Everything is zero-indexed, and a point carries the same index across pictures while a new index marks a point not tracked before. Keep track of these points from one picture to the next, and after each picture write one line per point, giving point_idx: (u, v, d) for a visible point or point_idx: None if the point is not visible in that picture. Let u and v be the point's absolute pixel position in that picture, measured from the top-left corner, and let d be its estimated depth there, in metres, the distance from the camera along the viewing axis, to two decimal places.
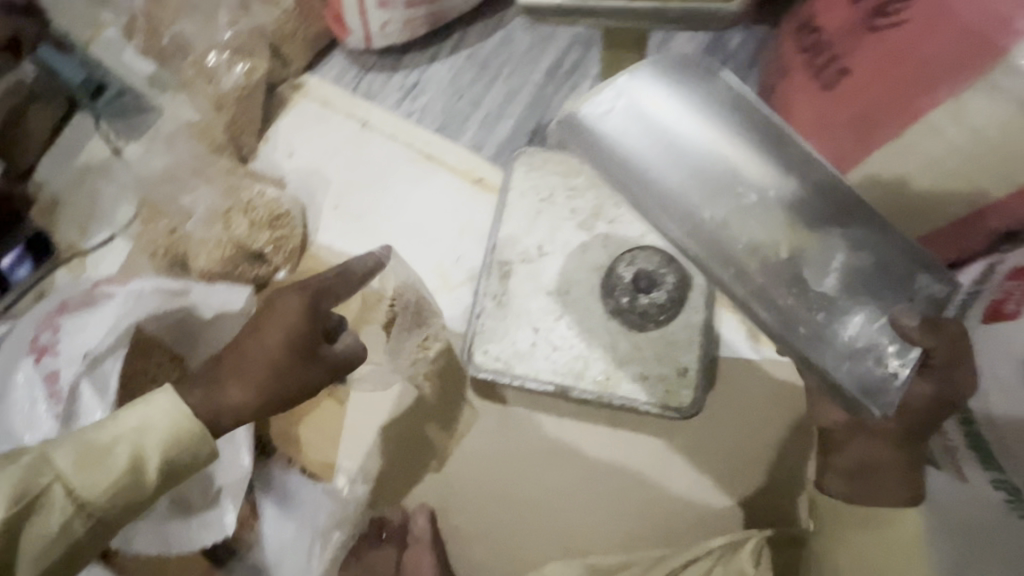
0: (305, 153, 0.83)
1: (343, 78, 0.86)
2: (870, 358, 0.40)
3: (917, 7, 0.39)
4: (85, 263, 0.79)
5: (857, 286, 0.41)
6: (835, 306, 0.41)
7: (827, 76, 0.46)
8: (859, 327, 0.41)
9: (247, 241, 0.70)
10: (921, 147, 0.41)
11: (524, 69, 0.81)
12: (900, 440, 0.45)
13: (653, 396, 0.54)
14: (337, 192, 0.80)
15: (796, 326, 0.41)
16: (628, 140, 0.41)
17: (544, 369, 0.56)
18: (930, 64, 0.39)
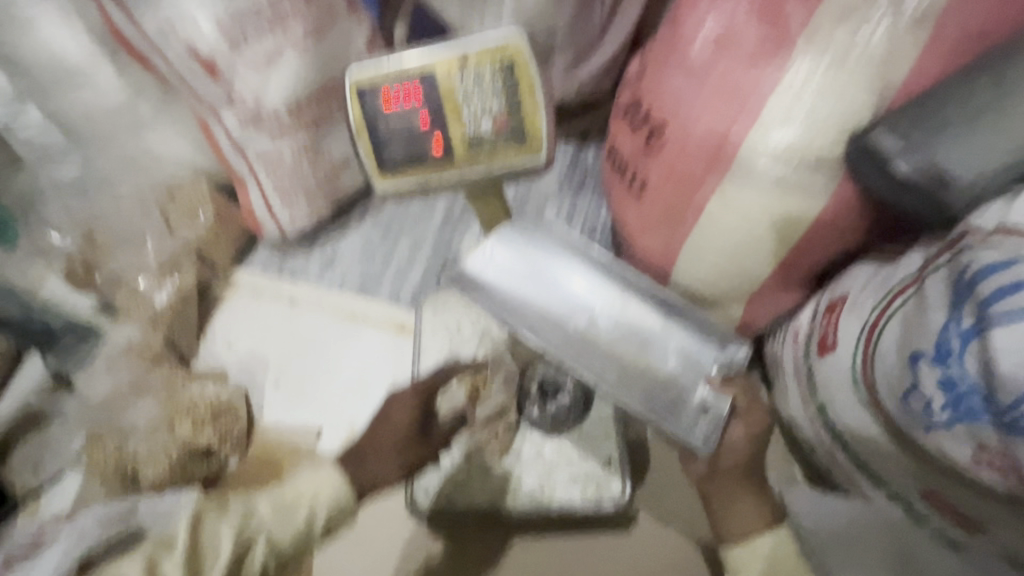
0: (241, 341, 0.89)
1: (269, 266, 0.95)
2: (710, 413, 0.41)
3: (670, 132, 0.50)
4: (39, 502, 0.80)
5: (687, 360, 0.42)
6: (674, 388, 0.42)
7: (636, 188, 0.56)
8: (704, 391, 0.42)
9: (194, 441, 0.74)
10: (715, 229, 0.50)
11: (422, 221, 0.92)
12: (742, 476, 0.45)
13: (586, 493, 0.57)
14: (276, 369, 0.85)
15: (648, 398, 0.41)
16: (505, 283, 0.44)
17: (482, 495, 0.59)
18: (696, 171, 0.49)
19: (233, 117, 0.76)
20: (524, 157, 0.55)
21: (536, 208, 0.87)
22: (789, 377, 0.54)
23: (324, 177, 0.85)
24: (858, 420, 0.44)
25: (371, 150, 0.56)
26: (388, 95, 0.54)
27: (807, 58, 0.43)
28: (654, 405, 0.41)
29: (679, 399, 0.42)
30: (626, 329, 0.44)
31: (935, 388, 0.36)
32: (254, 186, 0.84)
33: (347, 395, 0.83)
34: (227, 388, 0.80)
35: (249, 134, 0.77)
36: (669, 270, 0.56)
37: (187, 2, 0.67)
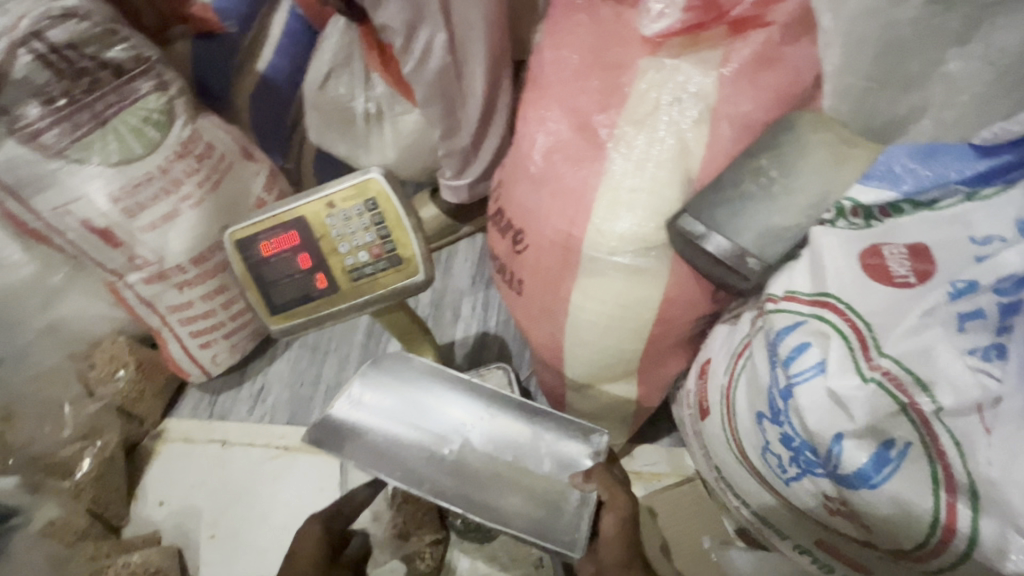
0: (174, 496, 0.86)
1: (199, 409, 0.94)
2: (579, 508, 0.43)
3: (527, 236, 0.55)
4: None
5: (556, 463, 0.46)
6: (550, 494, 0.45)
7: (516, 287, 0.60)
8: (577, 492, 0.44)
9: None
10: (584, 317, 0.54)
11: (347, 336, 0.94)
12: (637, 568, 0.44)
13: None
14: (210, 520, 0.83)
15: (525, 511, 0.44)
16: (375, 427, 0.48)
17: None
18: (555, 268, 0.53)
19: (139, 276, 0.78)
20: (403, 278, 0.58)
21: (452, 306, 0.90)
22: (694, 441, 0.55)
23: (239, 314, 0.87)
24: (742, 478, 0.46)
25: (259, 296, 0.59)
26: (267, 245, 0.58)
27: (619, 159, 0.49)
28: (532, 517, 0.43)
29: (560, 501, 0.44)
30: (498, 439, 0.48)
31: (779, 443, 0.38)
32: (170, 335, 0.85)
33: (288, 535, 0.80)
34: (154, 552, 0.77)
35: (156, 290, 0.79)
36: (561, 357, 0.59)
37: (80, 184, 0.71)
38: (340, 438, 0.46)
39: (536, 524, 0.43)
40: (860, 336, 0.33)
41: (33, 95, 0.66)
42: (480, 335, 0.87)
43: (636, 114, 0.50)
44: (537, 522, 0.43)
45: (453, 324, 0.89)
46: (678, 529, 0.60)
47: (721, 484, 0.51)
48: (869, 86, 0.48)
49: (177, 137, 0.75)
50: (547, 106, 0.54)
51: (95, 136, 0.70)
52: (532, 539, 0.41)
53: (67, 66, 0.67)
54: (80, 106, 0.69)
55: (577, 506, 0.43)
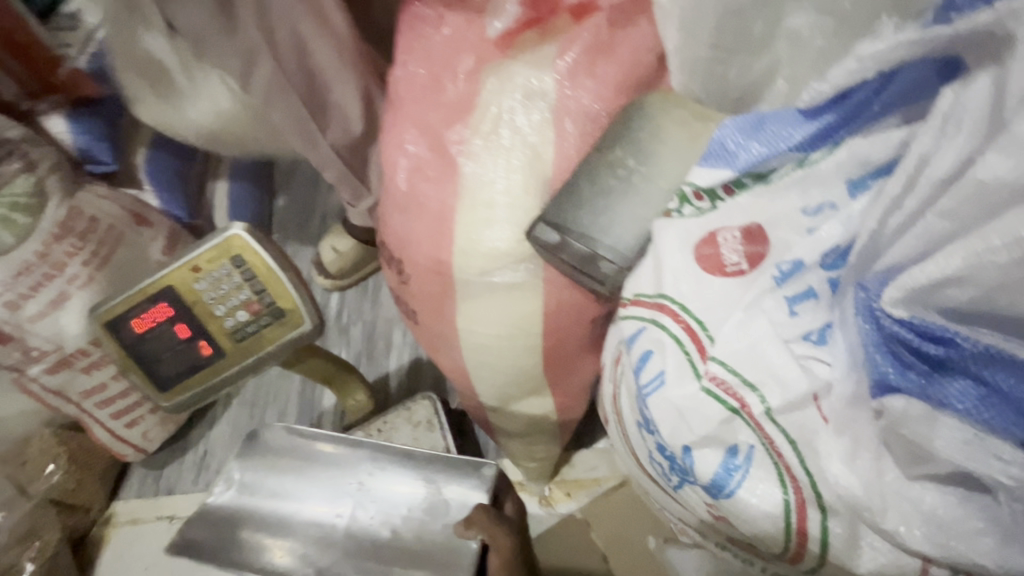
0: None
1: (146, 486, 0.91)
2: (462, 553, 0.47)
3: (406, 267, 0.53)
4: None
5: (444, 510, 0.49)
6: (440, 541, 0.48)
7: (411, 317, 0.58)
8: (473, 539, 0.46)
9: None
10: (476, 341, 0.51)
11: (283, 385, 0.91)
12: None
13: None
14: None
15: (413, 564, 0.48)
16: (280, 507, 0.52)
17: None
18: (434, 297, 0.51)
19: (41, 368, 0.74)
20: (289, 331, 0.55)
21: (384, 337, 0.88)
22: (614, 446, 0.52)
23: None
24: (651, 485, 0.43)
25: (145, 375, 0.56)
26: (140, 321, 0.55)
27: (475, 174, 0.47)
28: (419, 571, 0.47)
29: (451, 549, 0.47)
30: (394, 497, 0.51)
31: (658, 451, 0.36)
32: (93, 420, 0.81)
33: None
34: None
35: (63, 378, 0.76)
36: (469, 381, 0.57)
37: None
38: (235, 526, 0.51)
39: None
40: (694, 337, 0.34)
41: None
42: (416, 362, 0.85)
43: (485, 123, 0.47)
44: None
45: (386, 356, 0.86)
46: (618, 541, 0.61)
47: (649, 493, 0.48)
48: (714, 55, 0.45)
49: (53, 216, 0.71)
50: (404, 127, 0.52)
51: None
52: None
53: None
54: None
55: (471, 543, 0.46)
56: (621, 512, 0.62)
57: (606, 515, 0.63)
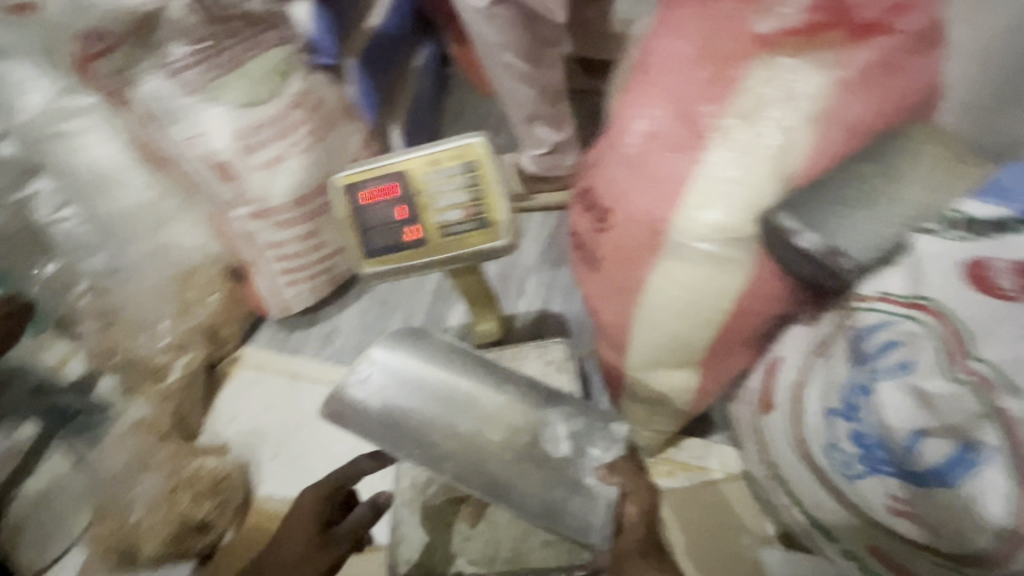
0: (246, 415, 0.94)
1: (274, 340, 1.02)
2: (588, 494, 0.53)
3: (613, 217, 0.57)
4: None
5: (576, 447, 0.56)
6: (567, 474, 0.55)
7: (592, 262, 0.62)
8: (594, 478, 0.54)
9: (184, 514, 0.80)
10: (658, 301, 0.56)
11: (414, 295, 0.99)
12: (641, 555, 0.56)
13: (560, 561, 0.61)
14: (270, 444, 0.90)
15: (539, 485, 0.54)
16: (399, 400, 0.56)
17: (467, 562, 0.63)
18: (634, 252, 0.56)
19: (245, 210, 0.85)
20: (488, 241, 0.61)
21: (519, 281, 0.93)
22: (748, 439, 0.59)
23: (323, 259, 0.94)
24: (796, 474, 0.49)
25: (358, 240, 0.64)
26: (371, 193, 0.63)
27: (718, 151, 0.51)
28: (546, 492, 0.54)
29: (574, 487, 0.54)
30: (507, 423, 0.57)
31: (845, 440, 0.44)
32: (260, 271, 0.93)
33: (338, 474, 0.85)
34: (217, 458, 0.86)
35: (256, 226, 0.87)
36: (626, 337, 0.61)
37: (209, 121, 0.78)
38: (356, 411, 0.56)
39: (540, 508, 0.53)
40: (954, 342, 0.39)
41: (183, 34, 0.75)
42: (543, 313, 0.90)
43: (741, 107, 0.51)
44: (540, 506, 0.53)
45: (516, 298, 0.92)
46: (707, 534, 0.64)
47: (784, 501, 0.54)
48: (991, 103, 0.49)
49: (294, 89, 0.81)
50: (651, 92, 0.55)
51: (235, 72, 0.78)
52: (539, 509, 0.53)
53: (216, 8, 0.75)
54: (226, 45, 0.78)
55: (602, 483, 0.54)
56: (717, 509, 0.65)
57: (701, 508, 0.66)
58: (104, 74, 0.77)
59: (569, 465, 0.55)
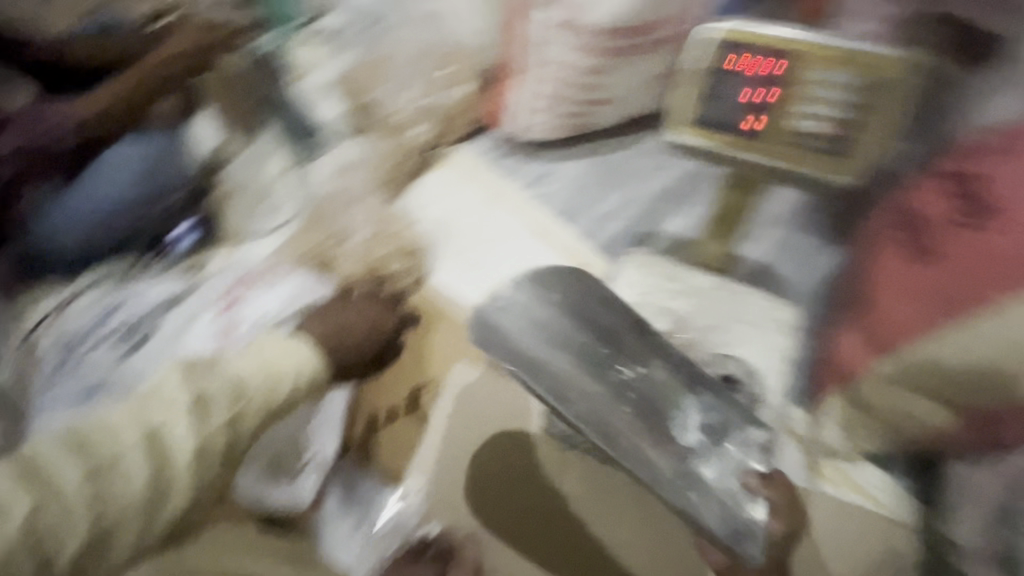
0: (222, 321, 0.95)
1: (488, 153, 1.08)
2: (725, 501, 0.67)
3: (1005, 211, 0.55)
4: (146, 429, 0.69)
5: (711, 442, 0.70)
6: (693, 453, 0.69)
7: (920, 248, 0.61)
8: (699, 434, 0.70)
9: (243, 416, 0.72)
10: (985, 331, 0.55)
11: (639, 182, 1.00)
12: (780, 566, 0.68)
13: (729, 535, 0.65)
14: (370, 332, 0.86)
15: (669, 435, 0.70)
16: (518, 335, 0.73)
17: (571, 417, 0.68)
18: (1004, 274, 0.54)
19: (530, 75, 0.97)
20: (834, 171, 0.60)
21: (658, 212, 0.97)
22: (975, 502, 0.63)
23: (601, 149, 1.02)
24: (969, 515, 0.64)
25: (693, 127, 0.64)
26: (750, 57, 0.61)
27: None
28: (653, 435, 0.69)
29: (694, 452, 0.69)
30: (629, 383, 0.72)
31: None
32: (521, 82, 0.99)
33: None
34: (282, 352, 0.79)
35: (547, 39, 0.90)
36: (903, 338, 0.61)
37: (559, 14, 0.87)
38: (482, 330, 0.74)
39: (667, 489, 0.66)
40: None
41: None
42: (678, 238, 0.94)
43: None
44: (671, 483, 0.66)
45: (675, 218, 0.96)
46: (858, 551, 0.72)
47: (970, 535, 0.64)
48: None
49: None
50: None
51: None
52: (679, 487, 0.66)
53: None
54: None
55: (753, 484, 0.69)
56: (623, 486, 0.80)
57: (594, 477, 0.81)
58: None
59: (690, 454, 0.69)
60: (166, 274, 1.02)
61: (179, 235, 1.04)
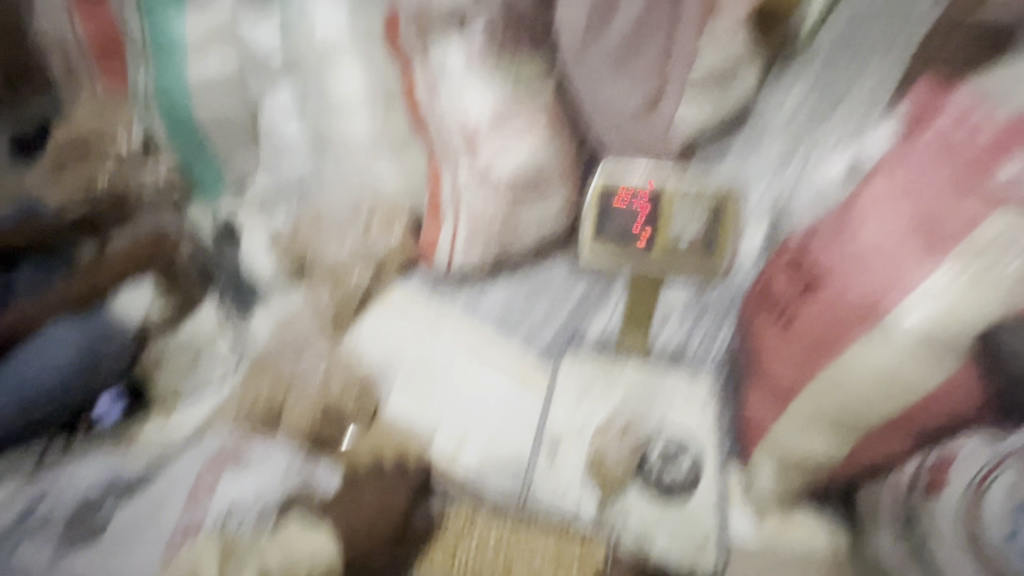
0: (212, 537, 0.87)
1: (420, 289, 1.19)
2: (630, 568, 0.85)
3: (827, 285, 0.75)
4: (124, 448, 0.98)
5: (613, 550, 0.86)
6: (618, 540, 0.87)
7: (782, 321, 0.80)
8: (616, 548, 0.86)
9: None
10: (836, 394, 0.74)
11: (561, 297, 1.12)
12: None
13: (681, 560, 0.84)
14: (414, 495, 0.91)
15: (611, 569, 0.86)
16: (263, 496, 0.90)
17: (550, 502, 0.90)
18: (834, 340, 0.74)
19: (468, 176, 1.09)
20: (703, 268, 0.79)
21: (578, 320, 1.08)
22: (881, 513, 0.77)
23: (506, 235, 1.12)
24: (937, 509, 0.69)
25: (593, 226, 0.82)
26: (622, 198, 0.81)
27: (955, 264, 0.66)
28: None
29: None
30: (559, 489, 0.91)
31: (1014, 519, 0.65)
32: (449, 226, 1.14)
33: (504, 441, 0.96)
34: (305, 541, 0.82)
35: (472, 185, 1.09)
36: (792, 390, 0.79)
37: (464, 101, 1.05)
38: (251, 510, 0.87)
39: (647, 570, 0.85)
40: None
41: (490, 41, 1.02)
42: (602, 338, 1.06)
43: (994, 232, 0.64)
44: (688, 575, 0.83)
45: (594, 320, 1.09)
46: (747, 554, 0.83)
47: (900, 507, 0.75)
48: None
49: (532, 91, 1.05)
50: (896, 194, 0.71)
51: (523, 58, 1.03)
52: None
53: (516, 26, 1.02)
54: (523, 31, 1.02)
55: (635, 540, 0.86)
56: None
57: None
58: (436, 58, 1.06)
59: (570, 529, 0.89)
60: (86, 453, 0.97)
61: (112, 412, 1.01)
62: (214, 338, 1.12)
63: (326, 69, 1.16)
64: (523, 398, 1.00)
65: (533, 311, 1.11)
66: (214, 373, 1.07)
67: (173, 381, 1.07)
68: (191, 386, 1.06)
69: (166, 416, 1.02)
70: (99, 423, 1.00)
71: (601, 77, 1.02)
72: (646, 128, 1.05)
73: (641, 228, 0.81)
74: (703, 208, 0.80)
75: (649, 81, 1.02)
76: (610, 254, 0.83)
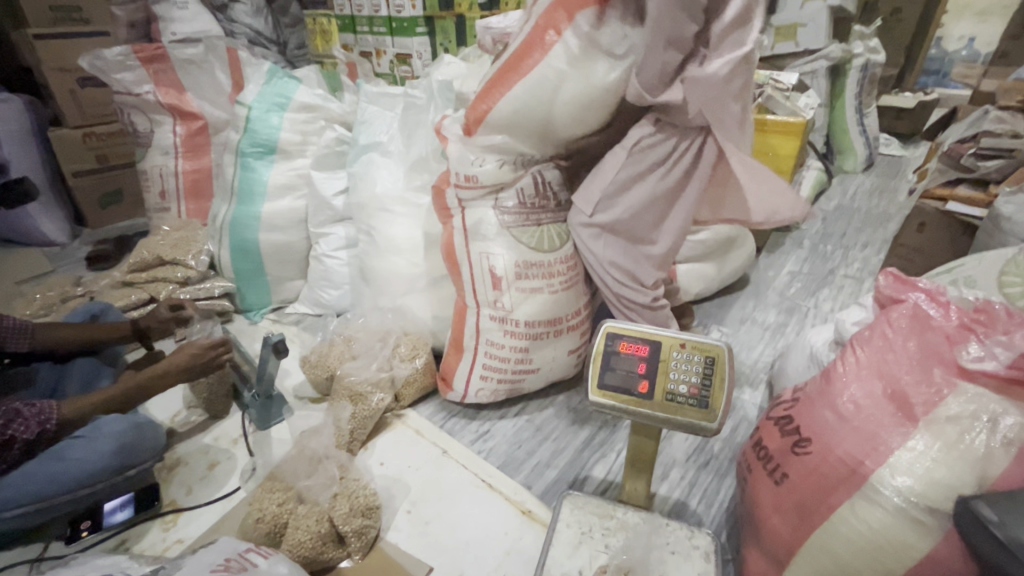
0: None
1: (435, 417, 1.28)
2: None
3: (814, 443, 0.80)
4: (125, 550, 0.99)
5: None
6: None
7: (776, 476, 0.84)
8: None
9: None
10: (833, 555, 0.75)
11: (567, 435, 1.22)
12: None
13: None
14: None
15: None
16: None
17: None
18: (824, 498, 0.77)
19: (491, 313, 1.21)
20: (701, 419, 0.84)
21: (583, 461, 1.17)
22: None
23: (519, 371, 1.23)
24: None
25: (597, 372, 0.90)
26: (626, 345, 0.91)
27: (922, 437, 0.73)
28: None
29: None
30: None
31: None
32: (469, 359, 1.25)
33: None
34: None
35: (492, 326, 1.21)
36: (792, 551, 0.79)
37: (492, 247, 1.20)
38: None
39: None
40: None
41: (520, 204, 1.21)
42: (604, 480, 1.13)
43: (951, 411, 0.74)
44: None
45: (596, 463, 1.17)
46: None
47: None
48: None
49: (554, 254, 1.22)
50: (863, 370, 0.83)
51: (547, 225, 1.23)
52: None
53: (538, 198, 1.22)
54: (549, 207, 1.24)
55: None
56: None
57: None
58: (471, 213, 1.23)
59: None
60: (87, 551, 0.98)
61: (118, 513, 1.02)
62: (236, 448, 1.19)
63: (381, 222, 1.39)
64: (523, 535, 1.03)
65: (538, 449, 1.20)
66: (228, 481, 1.12)
67: (186, 485, 1.12)
68: (198, 496, 1.09)
69: (170, 525, 1.04)
70: (102, 521, 1.00)
71: (590, 240, 1.22)
72: (630, 291, 1.26)
73: (642, 377, 0.89)
74: (701, 359, 0.89)
75: (631, 255, 1.25)
76: (616, 403, 0.88)
